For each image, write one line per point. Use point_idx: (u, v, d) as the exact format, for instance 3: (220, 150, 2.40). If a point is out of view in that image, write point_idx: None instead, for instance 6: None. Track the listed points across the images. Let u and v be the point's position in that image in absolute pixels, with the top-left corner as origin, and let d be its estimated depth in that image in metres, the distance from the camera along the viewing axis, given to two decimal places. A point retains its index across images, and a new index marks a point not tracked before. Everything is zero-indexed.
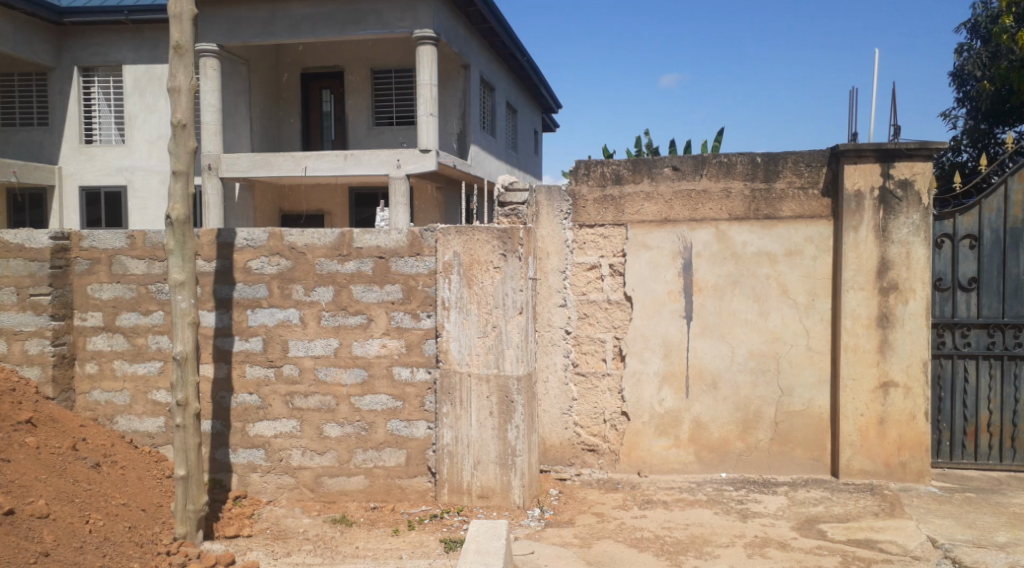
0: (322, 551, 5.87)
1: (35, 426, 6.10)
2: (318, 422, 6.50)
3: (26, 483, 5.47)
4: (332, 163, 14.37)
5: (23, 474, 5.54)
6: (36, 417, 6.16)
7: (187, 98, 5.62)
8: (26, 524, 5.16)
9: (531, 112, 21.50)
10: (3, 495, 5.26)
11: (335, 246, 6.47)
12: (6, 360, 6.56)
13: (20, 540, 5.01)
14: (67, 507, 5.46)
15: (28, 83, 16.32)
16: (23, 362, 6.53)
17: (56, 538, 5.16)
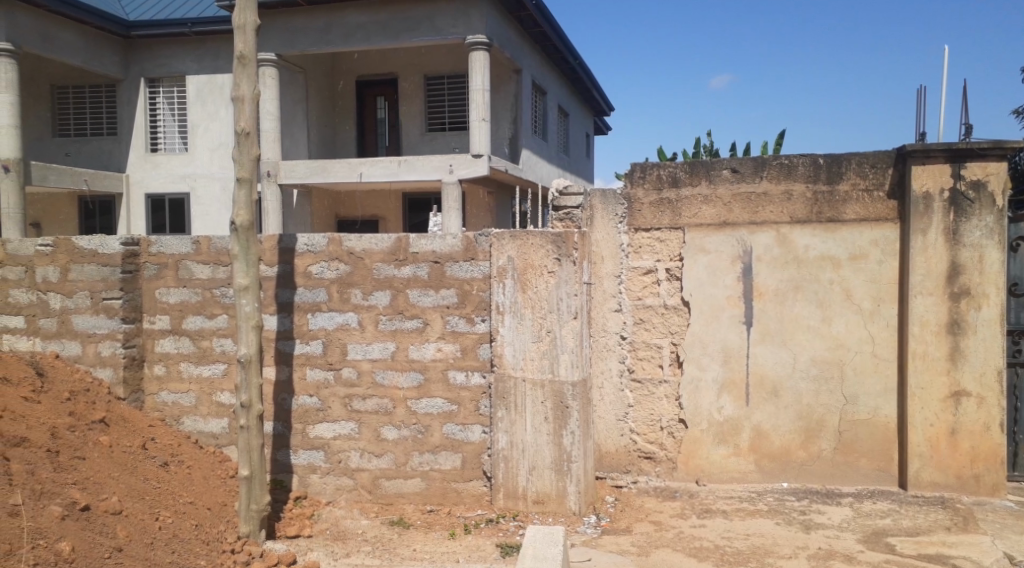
0: (381, 552, 5.92)
1: (108, 425, 6.34)
2: (376, 424, 6.57)
3: (100, 480, 5.64)
4: (387, 170, 14.52)
5: (96, 471, 5.72)
6: (108, 417, 6.43)
7: (251, 107, 5.74)
8: (101, 520, 5.30)
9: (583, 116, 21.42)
10: (79, 491, 5.43)
11: (392, 251, 6.54)
12: (81, 361, 6.82)
13: (95, 535, 5.15)
14: (138, 504, 5.61)
15: (98, 95, 16.92)
16: (96, 364, 6.77)
17: (128, 534, 5.29)
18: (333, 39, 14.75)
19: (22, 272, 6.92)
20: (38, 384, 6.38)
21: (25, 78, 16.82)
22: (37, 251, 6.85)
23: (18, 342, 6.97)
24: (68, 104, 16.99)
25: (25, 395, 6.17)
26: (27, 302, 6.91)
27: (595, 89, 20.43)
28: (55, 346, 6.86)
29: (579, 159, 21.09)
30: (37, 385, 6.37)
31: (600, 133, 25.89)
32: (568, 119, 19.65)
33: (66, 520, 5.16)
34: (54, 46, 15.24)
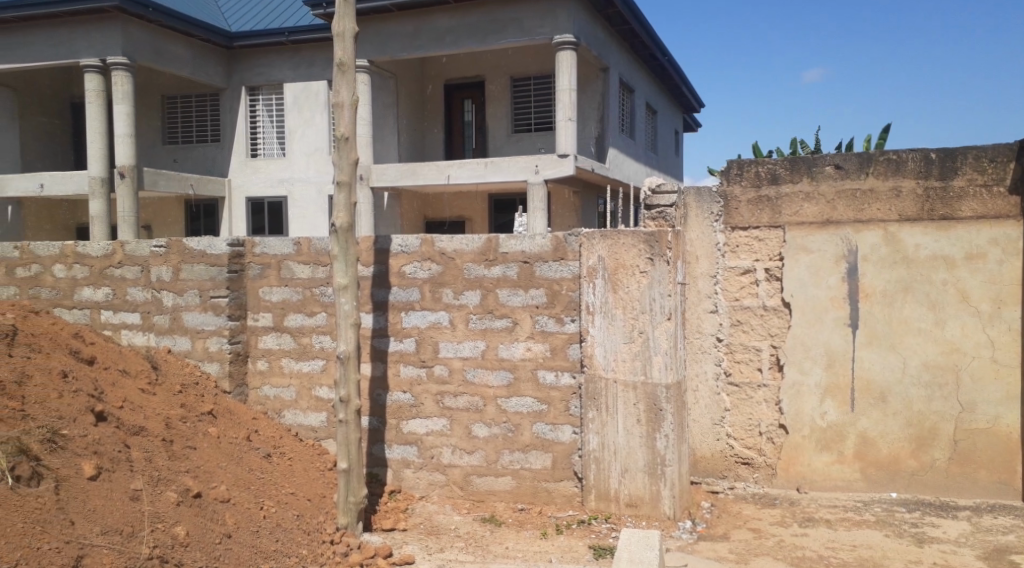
0: (474, 549, 5.94)
1: (216, 417, 6.56)
2: (468, 421, 6.62)
3: (210, 469, 5.86)
4: (475, 171, 14.61)
5: (206, 460, 5.95)
6: (216, 409, 6.64)
7: (349, 112, 5.87)
8: (212, 507, 5.51)
9: (672, 113, 21.11)
10: (192, 478, 5.66)
11: (482, 251, 6.57)
12: (191, 356, 7.08)
13: (207, 521, 5.35)
14: (244, 493, 5.81)
15: (203, 102, 17.58)
16: (204, 358, 7.01)
17: (236, 522, 5.48)
18: (422, 45, 14.92)
19: (139, 272, 7.27)
20: (153, 376, 6.65)
21: (138, 89, 17.66)
22: (152, 252, 7.18)
23: (135, 337, 7.31)
24: (176, 112, 17.74)
25: (141, 387, 6.45)
26: (142, 300, 7.26)
27: (684, 86, 20.06)
28: (167, 341, 7.16)
29: (667, 157, 20.77)
30: (152, 377, 6.64)
31: (688, 131, 25.51)
32: (657, 116, 19.40)
33: (182, 505, 5.36)
34: (165, 58, 16.07)
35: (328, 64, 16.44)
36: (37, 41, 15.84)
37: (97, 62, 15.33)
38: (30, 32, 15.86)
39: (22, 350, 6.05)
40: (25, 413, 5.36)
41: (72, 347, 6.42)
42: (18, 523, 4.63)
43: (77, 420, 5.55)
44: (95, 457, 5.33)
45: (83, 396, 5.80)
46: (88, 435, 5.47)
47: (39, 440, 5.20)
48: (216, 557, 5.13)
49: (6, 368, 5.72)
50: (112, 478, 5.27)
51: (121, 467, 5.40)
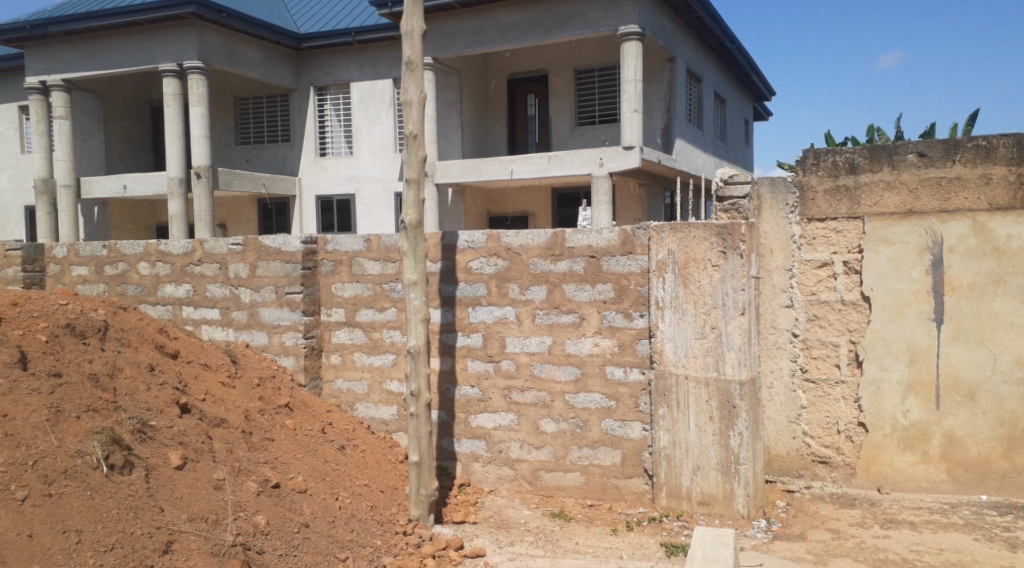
0: (544, 543, 5.95)
1: (292, 409, 6.86)
2: (535, 416, 6.63)
3: (287, 460, 6.13)
4: (539, 165, 14.53)
5: (284, 452, 6.23)
6: (293, 401, 6.94)
7: (417, 110, 6.05)
8: (290, 497, 5.74)
9: (741, 102, 20.74)
10: (271, 469, 5.91)
11: (549, 246, 6.56)
12: (267, 350, 7.35)
13: (286, 510, 5.56)
14: (321, 483, 6.03)
15: (274, 103, 17.93)
16: (280, 353, 7.27)
17: (313, 512, 5.68)
18: (486, 40, 14.91)
19: (217, 269, 7.56)
20: (233, 369, 6.96)
21: (213, 92, 18.15)
22: (230, 250, 7.46)
23: (215, 332, 7.59)
24: (249, 114, 18.20)
25: (222, 380, 6.75)
26: (222, 296, 7.54)
27: (754, 74, 19.66)
28: (245, 335, 7.43)
29: (736, 147, 20.39)
30: (233, 371, 6.95)
31: (758, 120, 25.03)
32: (726, 106, 19.08)
33: (262, 495, 5.60)
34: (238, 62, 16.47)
35: (394, 63, 16.58)
36: (117, 47, 16.40)
37: (174, 67, 15.79)
38: (111, 40, 16.42)
39: (111, 343, 6.33)
40: (117, 404, 5.62)
41: (156, 343, 6.74)
42: (113, 508, 4.81)
43: (163, 412, 5.84)
44: (180, 447, 5.60)
45: (168, 390, 6.11)
46: (174, 427, 5.75)
47: (130, 430, 5.46)
48: (295, 545, 5.32)
49: (97, 360, 6.00)
50: (197, 467, 5.52)
51: (205, 457, 5.65)
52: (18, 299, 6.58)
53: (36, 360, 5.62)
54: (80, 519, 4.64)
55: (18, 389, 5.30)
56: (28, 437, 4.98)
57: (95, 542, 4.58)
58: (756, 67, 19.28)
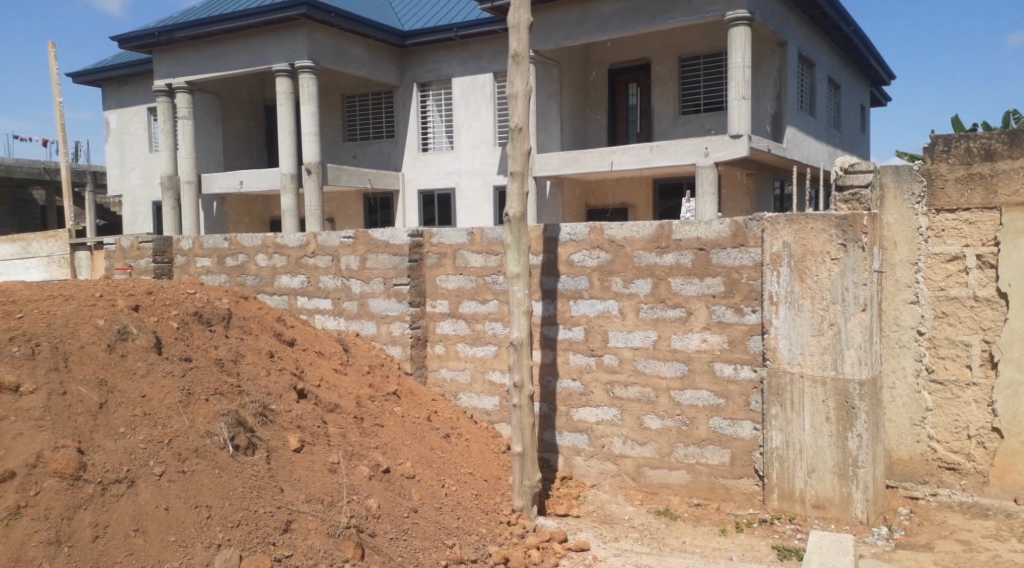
0: (649, 540, 5.85)
1: (400, 397, 6.99)
2: (639, 412, 6.51)
3: (396, 446, 6.24)
4: (640, 156, 14.26)
5: (393, 438, 6.33)
6: (400, 390, 7.07)
7: (523, 103, 6.04)
8: (400, 482, 5.88)
9: (857, 86, 19.91)
10: (380, 454, 6.06)
11: (654, 238, 6.42)
12: (376, 340, 7.53)
13: (396, 495, 5.71)
14: (428, 470, 6.15)
15: (379, 100, 18.26)
16: (388, 342, 7.45)
17: (422, 498, 5.81)
18: (588, 30, 14.69)
19: (329, 260, 7.77)
20: (344, 357, 7.14)
21: (322, 91, 18.67)
22: (341, 242, 7.66)
23: (328, 321, 7.84)
24: (355, 111, 18.60)
25: (334, 366, 6.96)
26: (334, 287, 7.75)
27: (873, 57, 18.81)
28: (356, 325, 7.64)
29: (851, 134, 19.56)
30: (344, 358, 7.13)
31: (876, 105, 23.98)
32: (841, 91, 18.35)
33: (373, 479, 5.77)
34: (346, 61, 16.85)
35: (495, 58, 16.53)
36: (232, 48, 17.02)
37: (286, 67, 16.31)
38: (227, 42, 17.04)
39: (234, 330, 6.65)
40: (241, 388, 5.89)
41: (276, 330, 7.00)
42: (239, 486, 5.08)
43: (282, 397, 6.10)
44: (298, 431, 5.83)
45: (286, 375, 6.36)
46: (292, 411, 6.00)
47: (253, 413, 5.72)
48: (406, 529, 5.46)
49: (222, 347, 6.31)
50: (312, 450, 5.74)
51: (320, 441, 5.87)
52: (151, 288, 6.92)
53: (169, 345, 5.94)
54: (209, 496, 4.91)
55: (153, 371, 5.60)
56: (163, 416, 5.27)
57: (224, 518, 4.83)
58: (875, 50, 18.44)
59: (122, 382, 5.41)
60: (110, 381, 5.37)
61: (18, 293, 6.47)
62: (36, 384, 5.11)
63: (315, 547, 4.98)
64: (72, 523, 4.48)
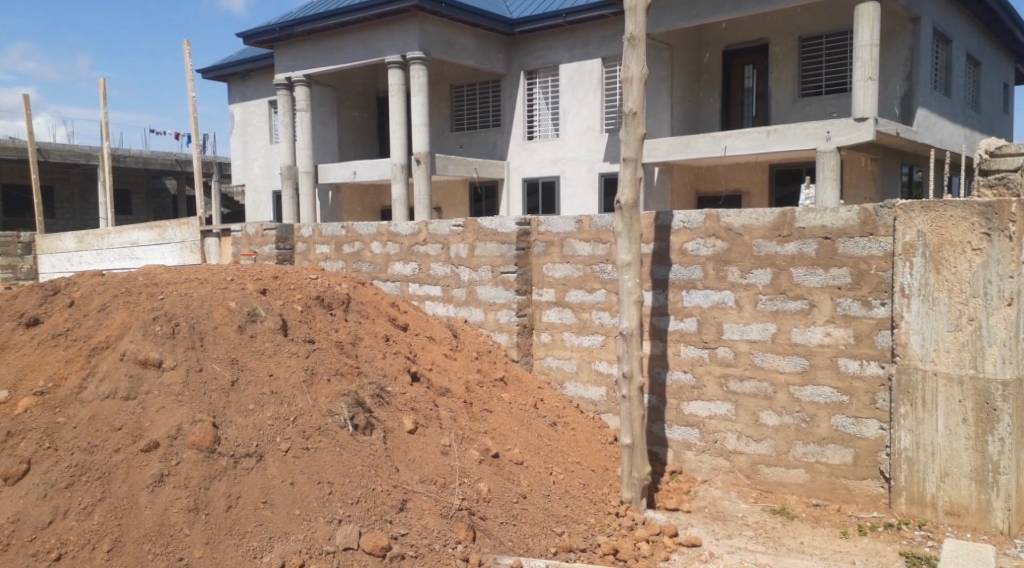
0: (765, 540, 5.63)
1: (507, 383, 6.97)
2: (755, 408, 6.28)
3: (504, 432, 6.22)
4: (755, 141, 13.75)
5: (501, 424, 6.31)
6: (507, 376, 7.05)
7: (637, 87, 5.89)
8: (509, 468, 5.86)
9: (999, 63, 18.68)
10: (489, 439, 6.05)
11: (775, 226, 6.16)
12: (483, 327, 7.54)
13: (505, 481, 5.71)
14: (536, 458, 6.10)
15: (486, 89, 18.30)
16: (495, 329, 7.45)
17: (530, 485, 5.77)
18: (702, 12, 14.28)
19: (439, 248, 7.82)
20: (454, 343, 7.18)
21: (431, 81, 18.90)
22: (451, 230, 7.69)
23: (438, 308, 7.90)
24: (463, 101, 18.75)
25: (445, 351, 7.01)
26: (443, 274, 7.80)
27: (1018, 31, 17.58)
28: (464, 312, 7.67)
29: (991, 114, 18.40)
30: (453, 343, 7.17)
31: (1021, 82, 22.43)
32: (980, 69, 17.27)
33: (483, 463, 5.77)
34: (455, 51, 16.98)
35: (603, 43, 16.15)
36: (347, 39, 17.39)
37: (398, 59, 16.55)
38: (342, 34, 17.41)
39: (353, 314, 6.80)
40: (360, 369, 6.02)
41: (390, 315, 7.12)
42: (358, 465, 5.21)
43: (396, 379, 6.18)
44: (412, 413, 5.91)
45: (401, 358, 6.45)
46: (406, 393, 6.08)
47: (370, 394, 5.85)
48: (515, 515, 5.44)
49: (342, 330, 6.47)
50: (424, 432, 5.80)
51: (433, 424, 5.92)
52: (277, 273, 7.13)
53: (294, 327, 6.17)
54: (331, 473, 5.08)
55: (280, 351, 5.83)
56: (289, 395, 5.49)
57: (344, 494, 4.99)
58: (1021, 23, 17.23)
59: (252, 361, 5.68)
60: (240, 360, 5.65)
61: (159, 276, 6.81)
62: (177, 361, 5.47)
63: (429, 527, 5.04)
64: (208, 492, 4.79)
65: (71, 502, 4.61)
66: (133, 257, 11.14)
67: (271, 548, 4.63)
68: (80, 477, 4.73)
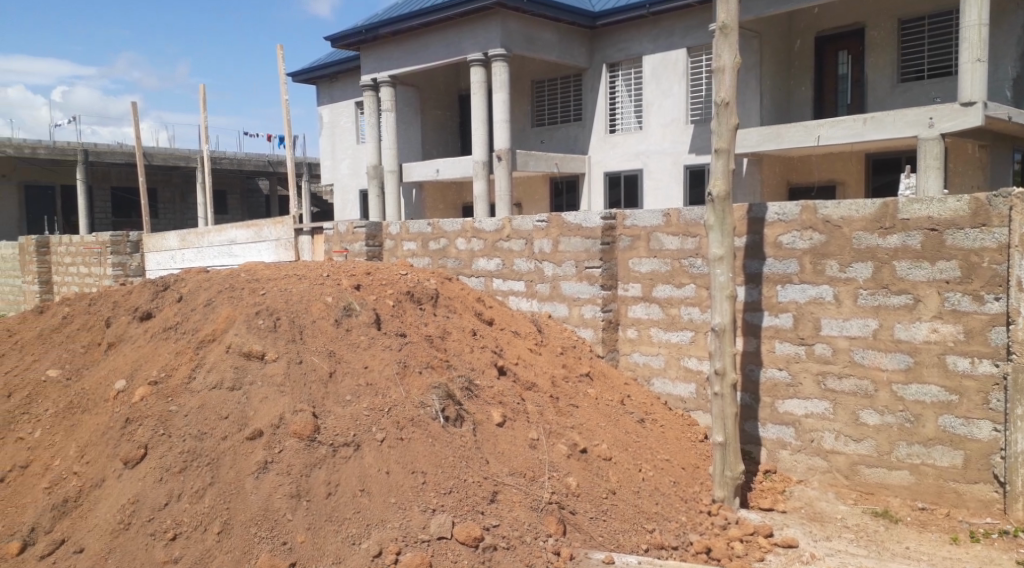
0: (867, 543, 5.42)
1: (593, 378, 6.90)
2: (854, 407, 6.05)
3: (592, 428, 6.15)
4: (851, 130, 13.29)
5: (588, 419, 6.24)
6: (593, 371, 6.98)
7: (729, 77, 5.72)
8: (597, 464, 5.79)
9: None
10: (577, 434, 5.99)
11: (877, 218, 5.91)
12: (568, 322, 7.49)
13: (594, 476, 5.64)
14: (624, 454, 6.01)
15: (568, 83, 18.18)
16: (580, 325, 7.38)
17: (619, 480, 5.70)
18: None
19: (523, 244, 7.79)
20: (539, 338, 7.14)
21: (513, 76, 18.90)
22: (535, 226, 7.65)
23: (522, 303, 7.89)
24: (545, 95, 18.69)
25: (530, 346, 6.98)
26: (527, 269, 7.77)
27: None
28: (548, 307, 7.63)
29: None
30: (538, 338, 7.14)
31: None
32: None
33: (571, 458, 5.71)
34: (537, 46, 16.93)
35: (688, 33, 15.82)
36: (430, 37, 17.54)
37: (481, 56, 16.62)
38: (425, 32, 17.56)
39: (441, 309, 6.82)
40: (449, 362, 6.05)
41: (476, 310, 7.13)
42: (449, 455, 5.22)
43: (484, 372, 6.18)
44: (500, 406, 5.89)
45: (488, 352, 6.45)
46: (494, 386, 6.07)
47: (460, 387, 5.86)
48: (605, 510, 5.37)
49: (431, 323, 6.50)
50: (513, 426, 5.76)
51: (521, 418, 5.89)
52: (369, 269, 7.23)
53: (387, 322, 6.24)
54: (424, 462, 5.11)
55: (374, 345, 5.90)
56: (382, 386, 5.55)
57: (437, 484, 5.02)
58: None
59: (348, 354, 5.77)
60: (338, 352, 5.76)
61: (259, 273, 6.99)
62: (278, 353, 5.62)
63: (520, 519, 5.02)
64: (310, 480, 4.91)
65: (185, 486, 4.88)
66: (232, 255, 11.45)
67: (369, 536, 4.69)
68: (192, 463, 4.99)
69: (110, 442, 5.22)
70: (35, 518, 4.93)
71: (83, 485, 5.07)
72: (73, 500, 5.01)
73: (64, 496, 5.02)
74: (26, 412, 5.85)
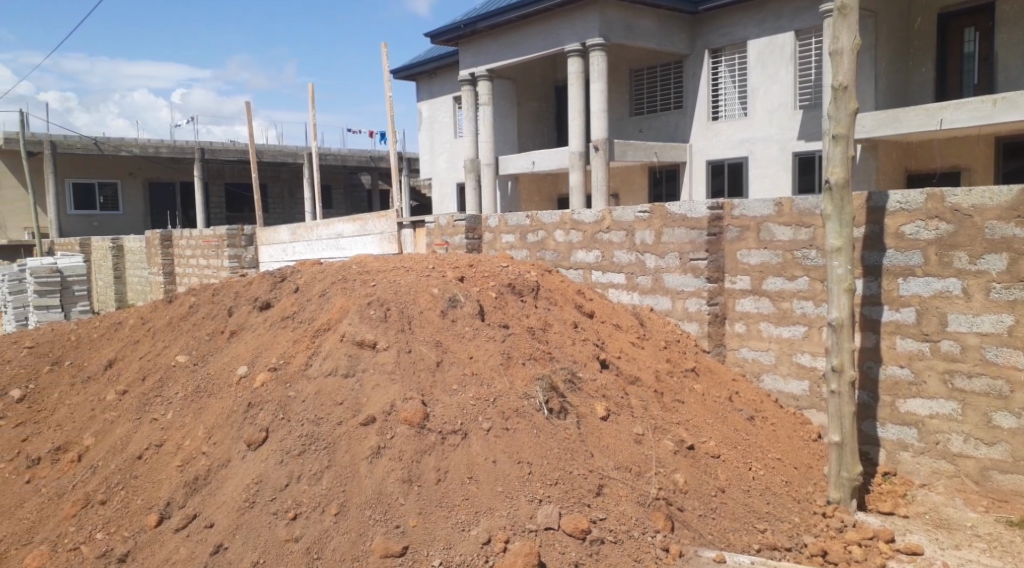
0: (1002, 554, 5.07)
1: (698, 373, 6.68)
2: (986, 408, 5.65)
3: (699, 424, 5.95)
4: (977, 112, 12.51)
5: (695, 415, 6.05)
6: (698, 366, 6.75)
7: (848, 59, 5.39)
8: (705, 461, 5.58)
9: None
10: (683, 430, 5.80)
11: (1014, 206, 5.50)
12: (671, 315, 7.28)
13: (702, 473, 5.44)
14: (733, 452, 5.79)
15: (668, 70, 17.78)
16: (684, 318, 7.17)
17: (728, 479, 5.49)
18: None
19: (624, 235, 7.62)
20: (641, 331, 6.96)
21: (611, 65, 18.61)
22: (636, 217, 7.47)
23: (622, 295, 7.72)
24: (644, 83, 18.34)
25: (632, 340, 6.81)
26: (628, 261, 7.60)
27: None
28: (650, 300, 7.45)
29: None
30: (640, 332, 6.96)
31: None
32: None
33: (678, 454, 5.51)
34: (637, 34, 16.60)
35: (796, 15, 15.20)
36: (529, 29, 17.44)
37: (578, 46, 16.44)
38: (524, 24, 17.48)
39: (542, 301, 6.72)
40: (551, 354, 5.94)
41: (576, 303, 7.00)
42: (554, 448, 5.13)
43: (587, 365, 6.05)
44: (604, 400, 5.75)
45: (590, 345, 6.31)
46: (597, 379, 5.93)
47: (562, 379, 5.74)
48: (714, 508, 5.19)
49: (532, 315, 6.42)
50: (617, 420, 5.61)
51: (625, 412, 5.74)
52: (471, 261, 7.20)
53: (490, 313, 6.18)
54: (529, 453, 5.04)
55: (478, 335, 5.87)
56: (487, 376, 5.50)
57: (543, 476, 4.94)
58: None
59: (454, 344, 5.75)
60: (444, 343, 5.74)
61: (369, 264, 7.06)
62: (389, 342, 5.64)
63: (627, 513, 4.89)
64: (420, 466, 4.91)
65: (304, 468, 4.97)
66: (339, 249, 11.70)
67: (478, 523, 4.65)
68: (311, 446, 5.08)
69: (235, 425, 5.40)
70: (170, 493, 5.14)
71: (211, 464, 5.23)
72: (203, 477, 5.16)
73: (194, 473, 5.19)
74: (158, 394, 6.18)
